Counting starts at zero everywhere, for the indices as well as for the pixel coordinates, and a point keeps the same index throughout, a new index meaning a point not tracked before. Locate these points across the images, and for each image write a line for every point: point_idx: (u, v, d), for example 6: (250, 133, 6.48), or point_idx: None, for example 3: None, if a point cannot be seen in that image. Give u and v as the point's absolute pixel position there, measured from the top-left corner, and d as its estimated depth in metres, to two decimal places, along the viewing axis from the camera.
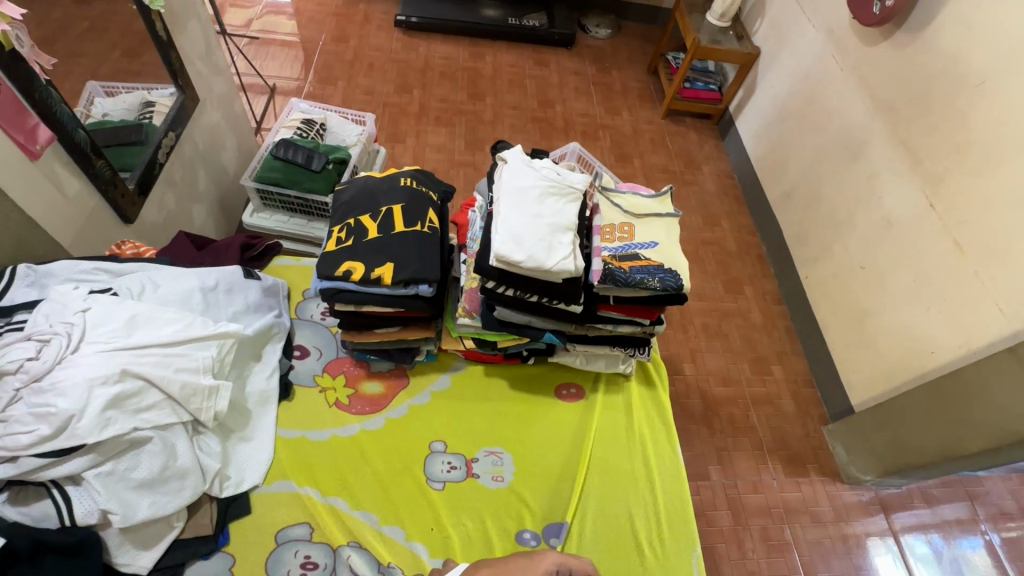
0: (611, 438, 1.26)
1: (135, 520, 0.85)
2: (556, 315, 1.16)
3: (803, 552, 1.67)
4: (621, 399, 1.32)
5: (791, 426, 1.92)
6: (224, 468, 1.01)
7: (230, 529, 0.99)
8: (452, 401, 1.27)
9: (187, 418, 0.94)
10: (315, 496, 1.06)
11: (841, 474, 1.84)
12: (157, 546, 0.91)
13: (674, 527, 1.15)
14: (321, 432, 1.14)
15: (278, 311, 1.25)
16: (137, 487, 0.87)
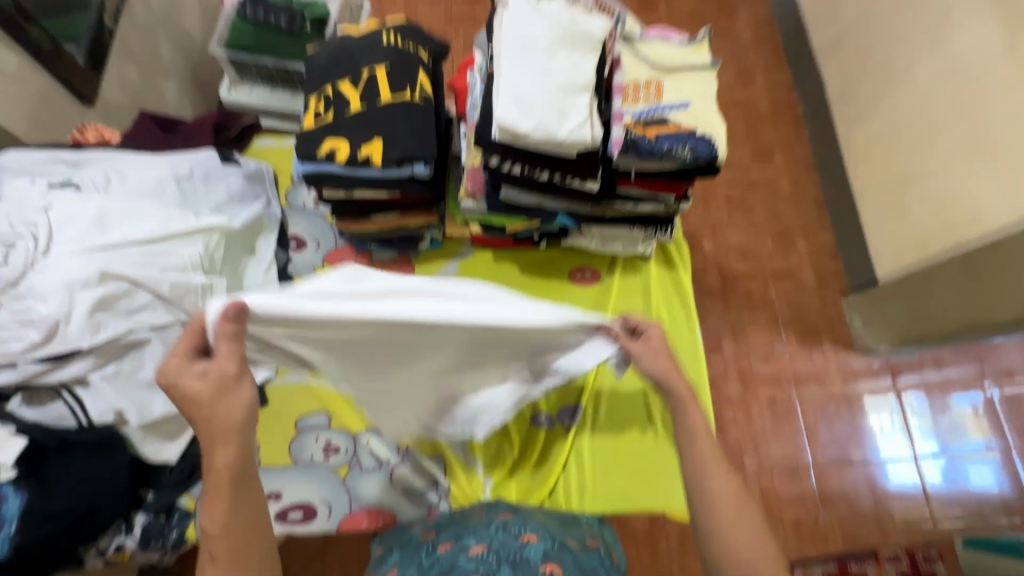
0: (627, 323, 1.25)
1: (153, 416, 0.89)
2: (570, 195, 1.05)
3: (807, 415, 1.73)
4: (638, 281, 1.30)
5: (808, 298, 1.85)
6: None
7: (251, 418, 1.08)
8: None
9: (185, 317, 0.95)
10: (331, 387, 1.12)
11: (854, 344, 1.83)
12: (181, 438, 0.94)
13: (689, 406, 1.16)
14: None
15: (266, 199, 1.18)
16: (147, 386, 0.90)
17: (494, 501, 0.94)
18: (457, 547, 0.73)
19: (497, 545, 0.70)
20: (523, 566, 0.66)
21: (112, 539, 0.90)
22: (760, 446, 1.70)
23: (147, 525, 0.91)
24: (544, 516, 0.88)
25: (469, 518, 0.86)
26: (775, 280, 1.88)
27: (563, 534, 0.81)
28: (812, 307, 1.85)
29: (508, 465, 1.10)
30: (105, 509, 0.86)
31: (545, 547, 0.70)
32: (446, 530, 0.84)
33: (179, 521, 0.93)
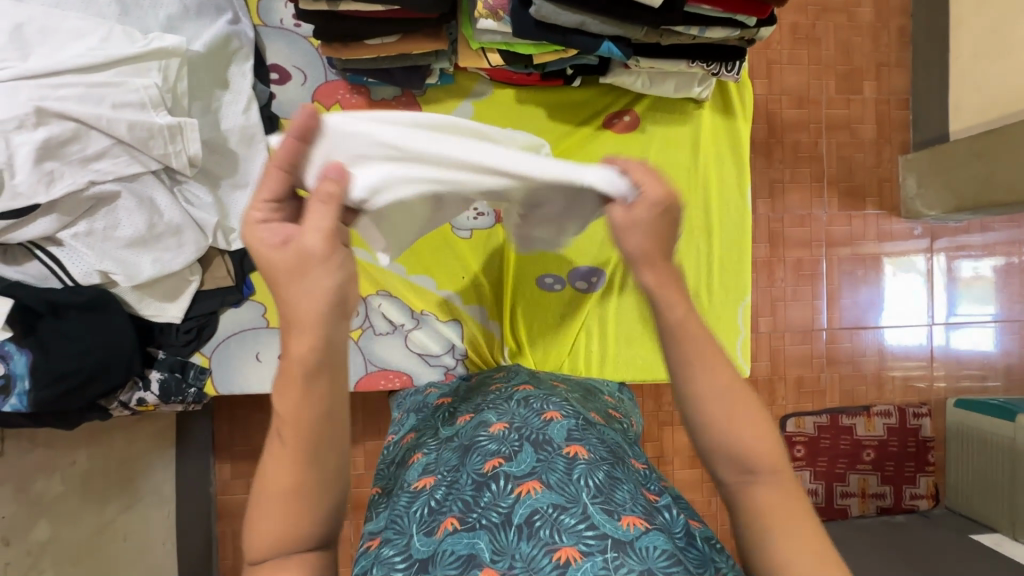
0: (666, 181, 1.14)
1: (142, 278, 0.93)
2: (620, 12, 0.84)
3: (832, 280, 1.94)
4: (687, 132, 1.14)
5: (862, 156, 1.95)
6: (224, 220, 1.02)
7: (253, 281, 1.06)
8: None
9: (154, 166, 0.93)
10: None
11: (901, 208, 1.97)
12: (180, 299, 1.00)
13: (725, 280, 1.14)
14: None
15: (233, 15, 1.03)
16: (128, 246, 0.92)
17: (509, 366, 0.94)
18: (478, 424, 0.74)
19: (520, 425, 0.70)
20: (546, 448, 0.67)
21: (133, 393, 1.01)
22: (779, 308, 1.92)
23: (165, 382, 1.01)
24: (563, 387, 0.89)
25: (486, 389, 0.86)
26: (829, 130, 1.94)
27: (582, 406, 0.82)
28: (863, 162, 1.95)
29: (528, 326, 1.09)
30: (117, 371, 0.93)
31: (569, 425, 0.70)
32: (463, 400, 0.85)
33: (196, 378, 1.03)
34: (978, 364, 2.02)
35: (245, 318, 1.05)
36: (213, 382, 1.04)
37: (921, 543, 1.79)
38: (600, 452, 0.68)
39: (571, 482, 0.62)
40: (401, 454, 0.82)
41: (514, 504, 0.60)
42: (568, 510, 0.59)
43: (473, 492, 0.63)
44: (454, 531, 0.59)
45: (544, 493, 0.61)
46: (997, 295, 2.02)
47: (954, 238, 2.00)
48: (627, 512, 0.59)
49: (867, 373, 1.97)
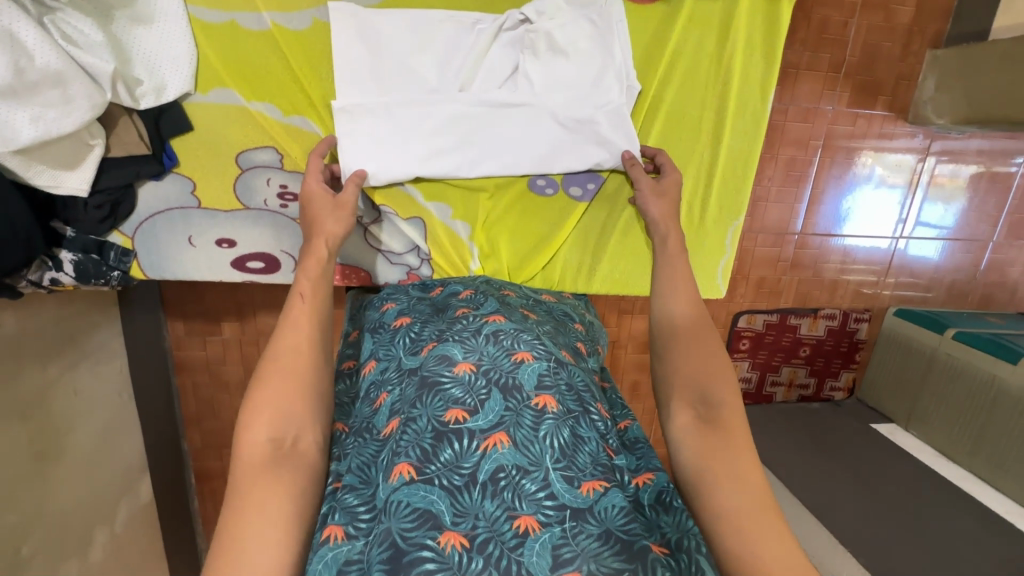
0: (685, 73, 0.98)
1: (23, 141, 0.75)
2: None
3: (817, 184, 1.87)
4: (716, 9, 0.95)
5: (889, 46, 1.74)
6: (124, 67, 0.82)
7: (174, 150, 0.92)
8: (458, 19, 0.92)
9: None
10: (272, 114, 0.92)
11: (909, 112, 1.82)
12: (83, 168, 0.84)
13: (723, 197, 1.06)
14: (259, 19, 0.87)
15: None
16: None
17: (475, 285, 0.95)
18: (440, 357, 0.79)
19: (488, 368, 0.76)
20: (515, 396, 0.74)
21: (43, 274, 0.90)
22: (758, 209, 1.87)
23: (81, 264, 0.92)
24: (534, 318, 0.91)
25: (450, 314, 0.89)
26: (863, 9, 1.68)
27: (553, 341, 0.86)
28: (888, 53, 1.75)
29: (508, 230, 1.04)
30: (19, 248, 0.80)
31: (539, 369, 0.77)
32: (426, 324, 0.88)
33: (120, 260, 0.96)
34: (926, 277, 2.10)
35: (168, 193, 0.94)
36: (140, 266, 0.98)
37: (828, 428, 2.04)
38: (567, 405, 0.75)
39: (536, 441, 0.70)
40: (365, 384, 0.86)
41: (479, 461, 0.68)
42: (530, 474, 0.68)
43: (433, 442, 0.70)
44: (410, 480, 0.67)
45: (509, 449, 0.69)
46: (968, 212, 2.02)
47: (949, 150, 1.91)
48: (587, 478, 0.69)
49: (825, 278, 2.02)
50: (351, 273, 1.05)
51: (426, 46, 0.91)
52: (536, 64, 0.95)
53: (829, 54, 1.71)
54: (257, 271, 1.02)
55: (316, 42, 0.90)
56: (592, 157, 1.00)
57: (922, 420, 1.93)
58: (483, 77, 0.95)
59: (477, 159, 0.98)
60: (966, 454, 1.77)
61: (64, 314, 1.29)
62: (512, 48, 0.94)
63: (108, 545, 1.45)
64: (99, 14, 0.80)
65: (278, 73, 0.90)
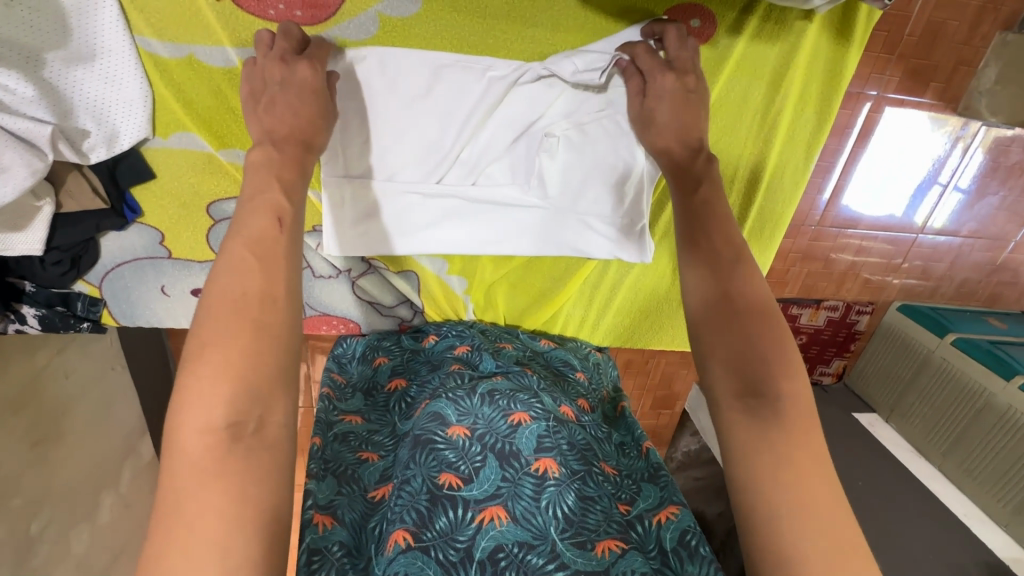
0: (722, 126, 0.92)
1: None
2: None
3: (843, 175, 1.74)
4: (770, 59, 0.86)
5: (956, 25, 1.52)
6: (65, 121, 0.76)
7: (136, 196, 0.90)
8: (468, 61, 0.82)
9: None
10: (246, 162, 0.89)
11: (961, 102, 1.65)
12: (35, 226, 0.83)
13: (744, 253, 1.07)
14: (223, 54, 0.78)
15: None
16: None
17: (471, 339, 0.96)
18: (433, 415, 0.77)
19: (482, 433, 0.74)
20: (512, 464, 0.72)
21: (9, 325, 1.00)
22: None
23: (45, 317, 1.00)
24: (533, 373, 0.90)
25: (443, 371, 0.89)
26: None
27: (551, 398, 0.85)
28: (953, 34, 1.54)
29: (507, 285, 1.08)
30: None
31: (539, 431, 0.75)
32: (421, 386, 0.89)
33: (88, 310, 1.02)
34: (938, 274, 2.03)
35: (135, 242, 0.95)
36: (109, 313, 1.04)
37: None
38: (572, 466, 0.73)
39: (539, 512, 0.68)
40: (346, 432, 0.87)
41: (475, 537, 0.65)
42: (535, 548, 0.64)
43: (428, 506, 0.68)
44: (405, 548, 0.64)
45: (508, 526, 0.66)
46: (999, 211, 1.90)
47: (997, 143, 1.75)
48: (601, 537, 0.67)
49: (834, 270, 1.96)
50: (340, 322, 1.13)
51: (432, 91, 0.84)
52: (550, 117, 0.88)
53: (884, 32, 1.51)
54: None
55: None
56: (582, 241, 0.99)
57: (903, 413, 1.98)
58: (494, 125, 0.88)
59: (478, 219, 0.96)
60: (940, 454, 1.86)
61: None
62: (529, 100, 0.86)
63: (117, 506, 1.52)
64: (26, 63, 0.71)
65: None
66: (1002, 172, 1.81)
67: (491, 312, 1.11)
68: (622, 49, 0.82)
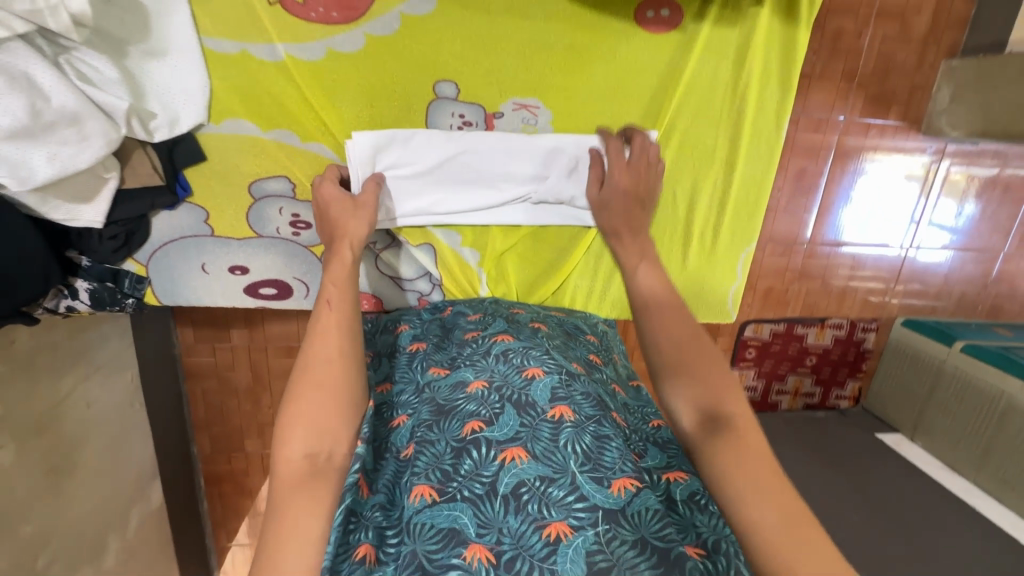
0: (698, 100, 1.03)
1: (38, 181, 0.79)
2: None
3: (827, 194, 1.86)
4: (734, 39, 0.99)
5: (905, 55, 1.71)
6: (139, 102, 0.87)
7: (187, 178, 0.98)
8: (476, 52, 0.95)
9: (25, 27, 0.73)
10: (289, 142, 0.98)
11: (922, 122, 1.80)
12: (98, 200, 0.90)
13: (736, 223, 1.13)
14: (271, 49, 0.91)
15: None
16: (12, 139, 0.75)
17: (485, 307, 0.99)
18: (456, 382, 0.80)
19: (499, 385, 0.76)
20: (530, 411, 0.73)
21: (59, 301, 0.99)
22: (767, 218, 1.86)
23: (96, 293, 1.01)
24: (545, 331, 0.91)
25: (461, 337, 0.91)
26: (878, 18, 1.65)
27: (564, 354, 0.85)
28: (903, 64, 1.72)
29: (517, 256, 1.14)
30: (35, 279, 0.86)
31: (552, 383, 0.76)
32: (439, 350, 0.90)
33: (134, 288, 1.05)
34: (936, 288, 2.08)
35: (181, 220, 1.02)
36: (153, 292, 1.07)
37: (834, 437, 2.04)
38: (586, 411, 0.73)
39: (557, 450, 0.69)
40: (380, 403, 0.88)
41: (498, 473, 0.67)
42: (556, 481, 0.66)
43: (452, 461, 0.70)
44: (432, 501, 0.66)
45: (529, 463, 0.68)
46: (980, 222, 1.99)
47: (963, 158, 1.88)
48: (617, 476, 0.67)
49: (833, 287, 2.01)
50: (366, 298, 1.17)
51: (441, 73, 0.96)
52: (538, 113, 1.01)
53: (841, 63, 1.69)
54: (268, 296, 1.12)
55: (330, 73, 0.94)
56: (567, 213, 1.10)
57: (927, 429, 1.94)
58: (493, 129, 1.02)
59: (488, 189, 1.06)
60: (972, 467, 1.79)
61: (77, 326, 1.32)
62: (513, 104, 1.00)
63: (120, 551, 1.47)
64: (112, 51, 0.84)
65: (293, 103, 0.95)
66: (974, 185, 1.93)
67: (503, 286, 1.16)
68: (606, 38, 0.97)
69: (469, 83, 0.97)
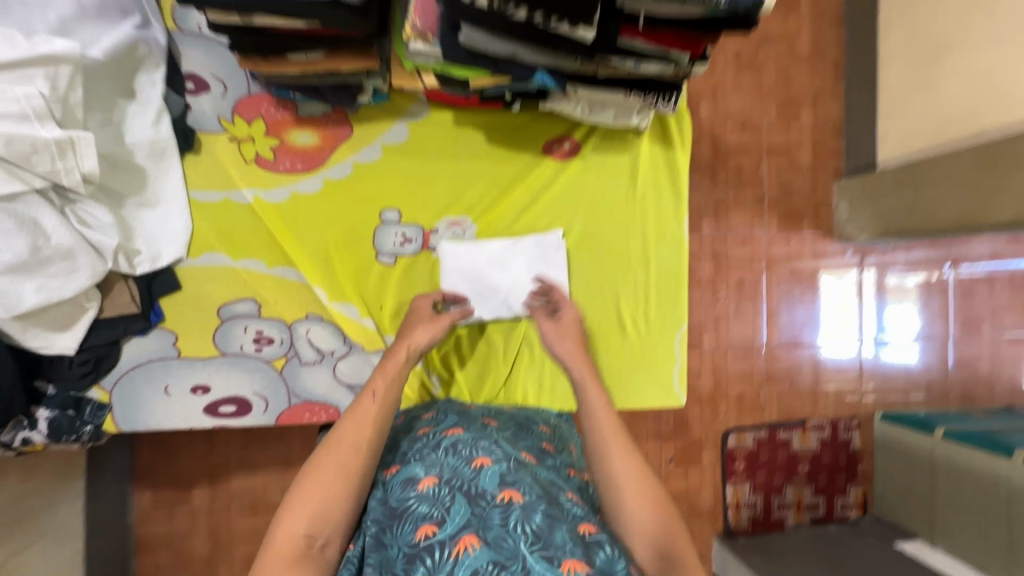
0: (606, 208, 1.20)
1: (24, 309, 0.88)
2: (550, 45, 0.83)
3: (771, 300, 2.01)
4: (626, 160, 1.20)
5: (800, 179, 2.02)
6: (127, 241, 1.01)
7: (162, 307, 1.06)
8: (413, 185, 1.15)
9: (42, 184, 0.89)
10: (258, 268, 1.10)
11: (834, 231, 2.04)
12: (74, 328, 0.98)
13: (661, 306, 1.21)
14: (241, 195, 1.09)
15: (143, 16, 1.02)
16: (8, 273, 0.87)
17: (437, 406, 0.98)
18: (404, 479, 0.77)
19: (449, 478, 0.74)
20: (480, 501, 0.71)
21: (16, 434, 0.97)
22: (721, 326, 1.98)
23: (55, 421, 0.99)
24: (495, 424, 0.91)
25: (412, 435, 0.88)
26: (769, 155, 2.00)
27: (513, 444, 0.85)
28: (801, 187, 2.02)
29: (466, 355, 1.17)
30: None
31: (500, 470, 0.75)
32: (389, 449, 0.87)
33: (93, 415, 1.03)
34: (903, 380, 2.12)
35: (150, 347, 1.06)
36: (114, 419, 1.04)
37: (851, 553, 1.87)
38: (533, 493, 0.73)
39: (508, 536, 0.67)
40: None
41: (453, 569, 0.64)
42: (508, 568, 0.64)
43: (405, 567, 0.66)
44: None
45: (481, 551, 0.65)
46: (921, 313, 2.12)
47: (882, 259, 2.09)
48: (567, 556, 0.64)
49: (803, 388, 2.04)
50: (319, 410, 1.10)
51: (385, 203, 1.14)
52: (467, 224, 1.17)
53: (749, 191, 1.99)
54: (229, 415, 1.07)
55: (293, 212, 1.11)
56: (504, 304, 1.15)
57: (945, 531, 1.80)
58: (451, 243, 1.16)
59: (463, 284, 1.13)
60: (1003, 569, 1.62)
61: (26, 490, 1.28)
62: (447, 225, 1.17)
63: None
64: (111, 202, 0.99)
65: (261, 237, 1.10)
66: (900, 281, 2.10)
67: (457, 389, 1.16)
68: (521, 167, 1.18)
69: (408, 209, 1.15)
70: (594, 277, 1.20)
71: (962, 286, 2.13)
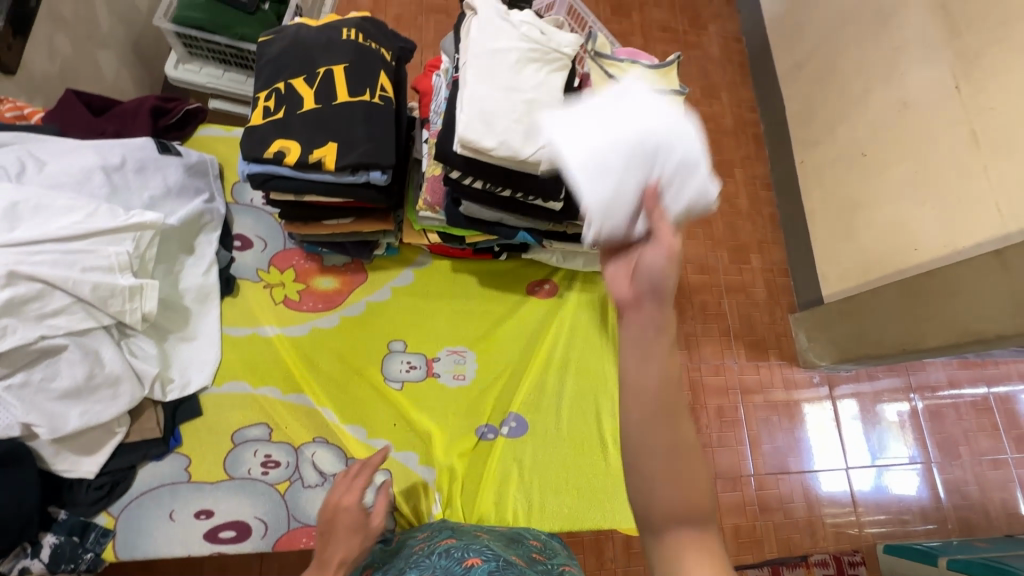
0: (584, 337, 1.36)
1: (65, 430, 0.96)
2: (532, 213, 1.07)
3: (751, 426, 2.09)
4: (597, 297, 1.39)
5: (759, 313, 2.23)
6: (164, 371, 1.12)
7: (181, 432, 1.13)
8: (416, 318, 1.31)
9: (108, 321, 1.03)
10: (273, 394, 1.20)
11: (799, 359, 2.21)
12: (100, 452, 1.04)
13: None
14: (265, 329, 1.24)
15: (209, 194, 1.28)
16: (60, 398, 0.96)
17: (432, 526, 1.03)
18: None
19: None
20: None
21: (16, 562, 0.99)
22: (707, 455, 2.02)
23: (58, 548, 1.01)
24: (486, 536, 0.96)
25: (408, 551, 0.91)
26: (729, 293, 2.24)
27: (503, 549, 0.88)
28: (762, 320, 2.23)
29: (462, 476, 1.21)
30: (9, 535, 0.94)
31: (488, 566, 0.76)
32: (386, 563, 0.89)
33: (95, 542, 1.04)
34: (898, 509, 2.10)
35: (163, 472, 1.10)
36: (114, 546, 1.05)
37: None
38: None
39: None
40: None
41: None
42: None
43: None
44: None
45: None
46: (898, 438, 2.18)
47: (850, 386, 2.21)
48: None
49: (799, 520, 2.01)
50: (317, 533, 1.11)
51: (391, 334, 1.29)
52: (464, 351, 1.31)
53: (715, 324, 2.19)
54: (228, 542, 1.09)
55: (309, 345, 1.25)
56: None
57: None
58: None
59: None
60: None
61: None
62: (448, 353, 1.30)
63: None
64: (156, 336, 1.13)
65: (278, 367, 1.22)
66: (870, 406, 2.19)
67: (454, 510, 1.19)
68: (510, 304, 1.36)
69: (411, 340, 1.29)
70: (575, 400, 1.30)
71: (931, 411, 2.24)
